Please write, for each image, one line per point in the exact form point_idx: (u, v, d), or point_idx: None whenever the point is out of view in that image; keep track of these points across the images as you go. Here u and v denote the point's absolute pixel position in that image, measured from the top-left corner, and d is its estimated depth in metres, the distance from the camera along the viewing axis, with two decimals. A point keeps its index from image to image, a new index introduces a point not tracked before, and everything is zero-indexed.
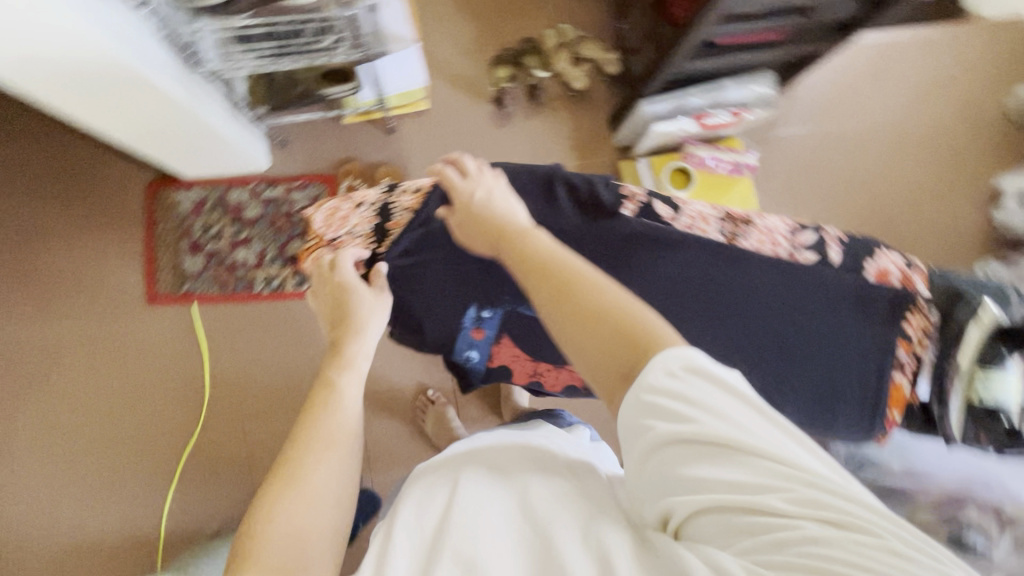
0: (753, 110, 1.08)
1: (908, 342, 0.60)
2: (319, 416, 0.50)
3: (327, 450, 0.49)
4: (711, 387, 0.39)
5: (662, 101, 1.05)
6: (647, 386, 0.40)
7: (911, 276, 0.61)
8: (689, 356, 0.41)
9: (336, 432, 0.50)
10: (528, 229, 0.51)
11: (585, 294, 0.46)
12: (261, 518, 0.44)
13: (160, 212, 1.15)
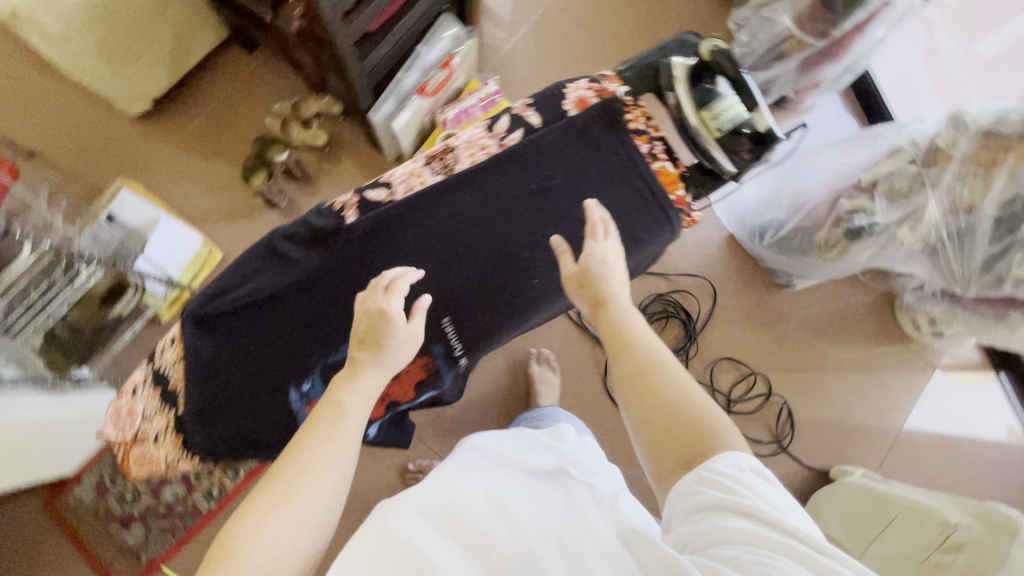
0: (458, 53, 1.13)
1: (640, 135, 0.66)
2: (322, 437, 0.50)
3: (326, 471, 0.48)
4: (760, 480, 0.47)
5: (383, 102, 1.09)
6: (710, 469, 0.48)
7: (604, 87, 0.66)
8: (746, 457, 0.49)
9: (339, 455, 0.49)
10: (630, 310, 0.59)
11: (666, 379, 0.55)
12: (247, 532, 0.43)
13: (74, 512, 1.10)
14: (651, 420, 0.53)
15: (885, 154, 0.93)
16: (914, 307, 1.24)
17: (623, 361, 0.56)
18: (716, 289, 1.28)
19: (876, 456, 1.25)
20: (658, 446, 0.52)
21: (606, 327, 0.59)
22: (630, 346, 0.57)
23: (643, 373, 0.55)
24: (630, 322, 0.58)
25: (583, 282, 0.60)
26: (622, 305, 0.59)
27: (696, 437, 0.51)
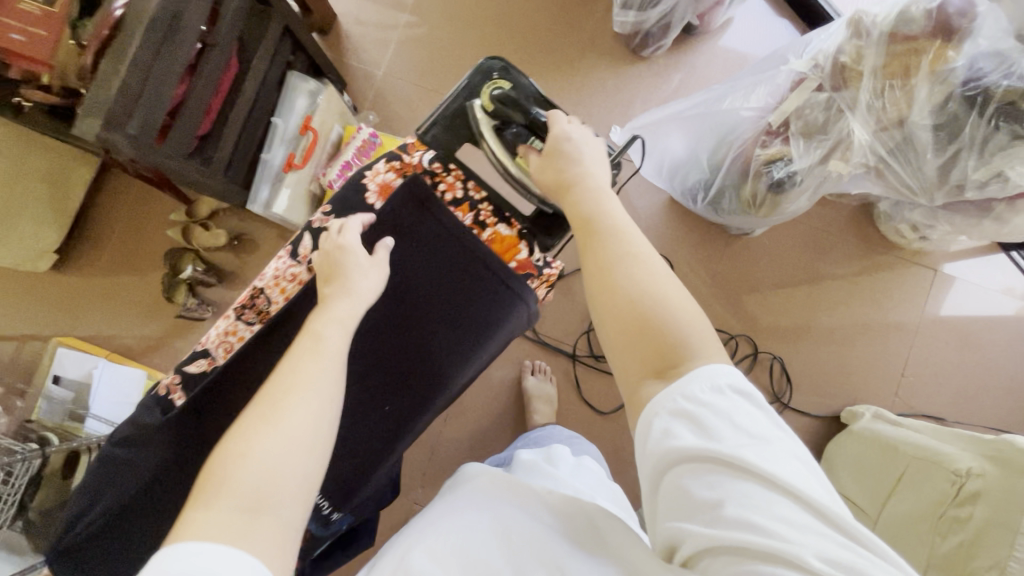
0: (316, 111, 1.05)
1: (461, 204, 0.68)
2: (308, 363, 0.52)
3: (310, 393, 0.50)
4: (743, 407, 0.44)
5: (258, 188, 1.04)
6: (684, 415, 0.44)
7: (406, 163, 0.68)
8: (729, 372, 0.46)
9: (319, 374, 0.52)
10: (601, 196, 0.56)
11: (640, 281, 0.50)
12: (235, 455, 0.44)
13: None
14: (619, 317, 0.49)
15: (789, 86, 0.80)
16: (893, 216, 1.10)
17: (591, 251, 0.53)
18: (672, 261, 1.19)
19: (888, 383, 1.16)
20: (629, 336, 0.49)
21: (573, 212, 0.56)
22: (602, 236, 0.53)
23: (614, 272, 0.51)
24: (604, 212, 0.55)
25: (548, 163, 0.59)
26: (590, 185, 0.56)
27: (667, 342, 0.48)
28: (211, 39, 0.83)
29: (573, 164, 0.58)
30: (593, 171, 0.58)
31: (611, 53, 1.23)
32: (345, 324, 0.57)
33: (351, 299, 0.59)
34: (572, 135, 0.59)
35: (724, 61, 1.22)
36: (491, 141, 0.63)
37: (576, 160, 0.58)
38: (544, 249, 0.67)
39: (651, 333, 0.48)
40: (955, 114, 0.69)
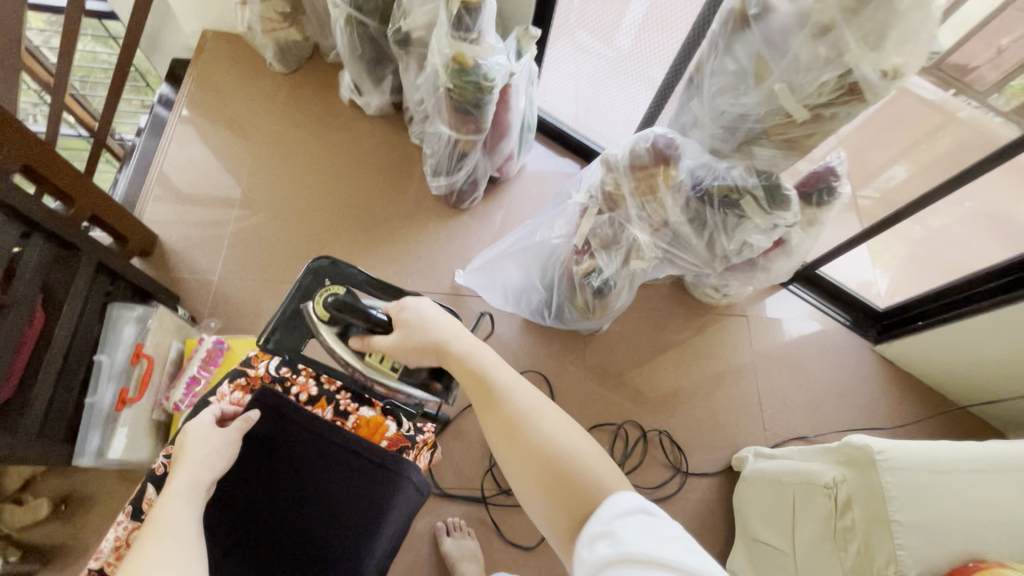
0: (147, 338, 0.98)
1: (319, 399, 0.69)
2: (153, 544, 0.48)
3: (165, 567, 0.46)
4: (649, 519, 0.45)
5: (86, 438, 0.92)
6: (601, 530, 0.46)
7: (252, 376, 0.68)
8: (636, 497, 0.48)
9: (168, 550, 0.47)
10: (479, 349, 0.60)
11: (538, 424, 0.54)
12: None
13: None
14: (533, 464, 0.52)
15: (579, 214, 0.97)
16: (699, 284, 1.33)
17: (490, 409, 0.56)
18: (544, 374, 1.28)
19: (755, 421, 1.31)
20: (541, 481, 0.51)
21: (461, 369, 0.59)
22: (496, 393, 0.56)
23: (518, 426, 0.54)
24: (488, 365, 0.59)
25: (407, 342, 0.61)
26: (462, 345, 0.60)
27: (577, 481, 0.51)
28: (6, 299, 0.77)
29: (440, 328, 0.61)
30: (461, 332, 0.62)
31: (435, 212, 1.39)
32: (186, 497, 0.54)
33: (194, 471, 0.56)
34: (425, 310, 0.63)
35: (530, 198, 1.44)
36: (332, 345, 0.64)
37: (435, 324, 0.61)
38: (410, 417, 0.69)
39: (563, 486, 0.51)
40: (696, 210, 0.89)
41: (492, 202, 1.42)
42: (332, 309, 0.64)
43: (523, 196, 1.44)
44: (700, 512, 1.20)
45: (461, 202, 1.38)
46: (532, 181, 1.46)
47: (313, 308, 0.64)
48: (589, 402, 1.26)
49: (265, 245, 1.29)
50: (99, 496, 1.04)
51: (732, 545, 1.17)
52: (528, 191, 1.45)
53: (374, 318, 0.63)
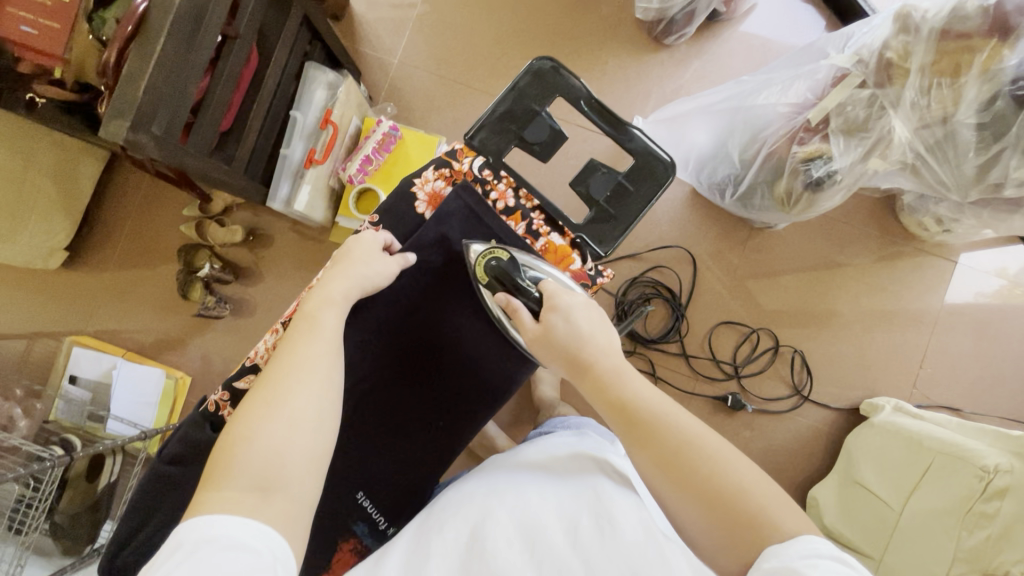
0: (336, 104, 1.01)
1: (513, 213, 0.60)
2: (299, 349, 0.49)
3: (310, 377, 0.48)
4: (846, 572, 0.39)
5: (278, 185, 1.01)
6: (785, 569, 0.41)
7: (455, 170, 0.60)
8: (825, 544, 0.43)
9: (317, 353, 0.49)
10: (623, 373, 0.51)
11: (691, 449, 0.47)
12: (240, 439, 0.44)
13: None
14: (672, 470, 0.47)
15: (830, 82, 0.78)
16: (918, 209, 1.09)
17: (643, 445, 0.48)
18: (693, 255, 1.19)
19: (906, 374, 1.17)
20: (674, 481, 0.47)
21: (603, 398, 0.50)
22: (647, 423, 0.48)
23: (672, 461, 0.46)
24: (635, 393, 0.50)
25: (549, 342, 0.53)
26: (610, 364, 0.51)
27: (715, 478, 0.46)
28: (231, 31, 0.79)
29: (590, 341, 0.52)
30: (606, 343, 0.52)
31: (631, 40, 1.20)
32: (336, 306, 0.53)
33: (352, 282, 0.55)
34: (578, 305, 0.54)
35: (747, 48, 1.19)
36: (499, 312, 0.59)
37: (584, 323, 0.53)
38: (596, 258, 0.59)
39: None
40: (1001, 112, 0.68)
41: (700, 45, 1.19)
42: (489, 275, 0.57)
43: (740, 44, 1.19)
44: (803, 436, 1.16)
45: (666, 36, 1.18)
46: (757, 27, 1.19)
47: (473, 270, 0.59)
48: (728, 296, 1.19)
49: (447, 35, 1.21)
50: (276, 238, 1.20)
51: (823, 475, 1.14)
52: (748, 39, 1.19)
53: (530, 296, 0.55)
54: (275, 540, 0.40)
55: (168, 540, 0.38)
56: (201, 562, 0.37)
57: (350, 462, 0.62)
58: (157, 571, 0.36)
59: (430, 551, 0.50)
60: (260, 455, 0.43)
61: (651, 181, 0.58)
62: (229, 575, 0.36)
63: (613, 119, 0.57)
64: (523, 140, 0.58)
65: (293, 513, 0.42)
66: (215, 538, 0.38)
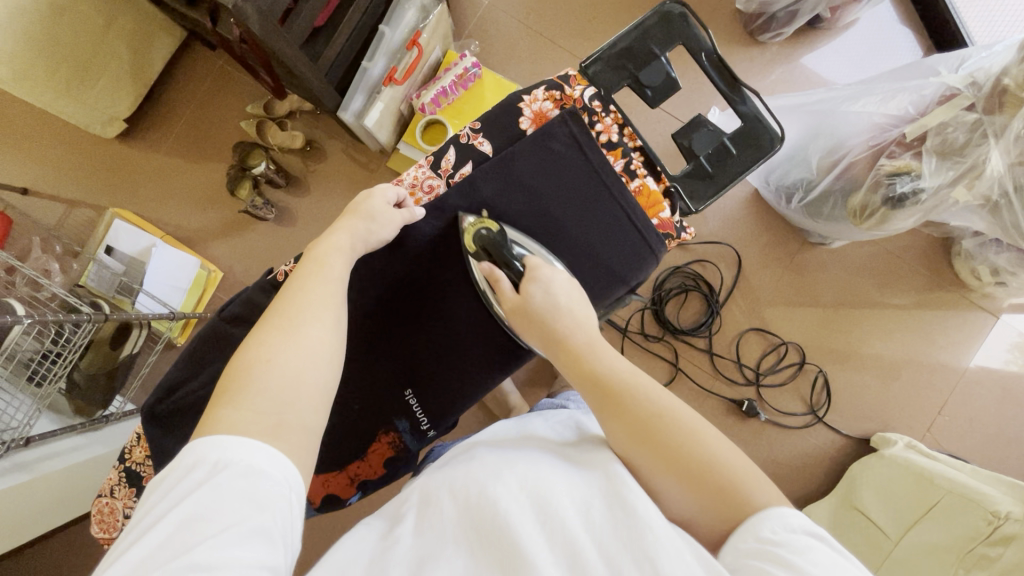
0: (425, 27, 0.99)
1: (613, 149, 0.57)
2: (310, 289, 0.49)
3: (322, 311, 0.48)
4: (818, 547, 0.37)
5: (352, 97, 0.99)
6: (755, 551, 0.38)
7: (567, 95, 0.57)
8: (798, 517, 0.40)
9: (327, 295, 0.49)
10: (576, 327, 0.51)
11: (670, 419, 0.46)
12: (258, 361, 0.44)
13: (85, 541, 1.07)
14: (630, 417, 0.46)
15: (936, 100, 0.76)
16: (976, 255, 1.08)
17: (590, 386, 0.49)
18: (739, 256, 1.19)
19: (923, 417, 1.17)
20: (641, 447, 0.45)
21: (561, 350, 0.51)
22: (624, 400, 0.47)
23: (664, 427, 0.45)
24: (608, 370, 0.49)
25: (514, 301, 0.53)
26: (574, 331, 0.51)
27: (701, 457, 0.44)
28: None
29: (565, 315, 0.51)
30: (564, 296, 0.52)
31: (726, 32, 1.18)
32: (345, 254, 0.52)
33: (357, 235, 0.53)
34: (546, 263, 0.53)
35: (843, 60, 1.17)
36: (480, 284, 0.56)
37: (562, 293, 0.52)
38: (684, 213, 0.58)
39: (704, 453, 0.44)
40: None
41: (793, 50, 1.17)
42: (477, 244, 0.54)
43: (833, 56, 1.17)
44: (809, 455, 1.16)
45: (760, 35, 1.16)
46: (855, 43, 1.17)
47: (461, 237, 0.56)
48: (764, 304, 1.18)
49: None
50: (333, 154, 1.20)
51: (821, 497, 1.14)
52: (843, 52, 1.17)
53: (513, 268, 0.54)
54: (293, 473, 0.39)
55: (187, 457, 0.38)
56: (216, 485, 0.36)
57: (402, 356, 0.58)
58: (177, 487, 0.36)
59: (444, 518, 0.45)
60: (274, 388, 0.42)
61: (755, 151, 0.56)
62: (244, 504, 0.36)
63: (731, 80, 0.56)
64: (637, 81, 0.57)
65: (305, 445, 0.42)
66: (230, 462, 0.37)
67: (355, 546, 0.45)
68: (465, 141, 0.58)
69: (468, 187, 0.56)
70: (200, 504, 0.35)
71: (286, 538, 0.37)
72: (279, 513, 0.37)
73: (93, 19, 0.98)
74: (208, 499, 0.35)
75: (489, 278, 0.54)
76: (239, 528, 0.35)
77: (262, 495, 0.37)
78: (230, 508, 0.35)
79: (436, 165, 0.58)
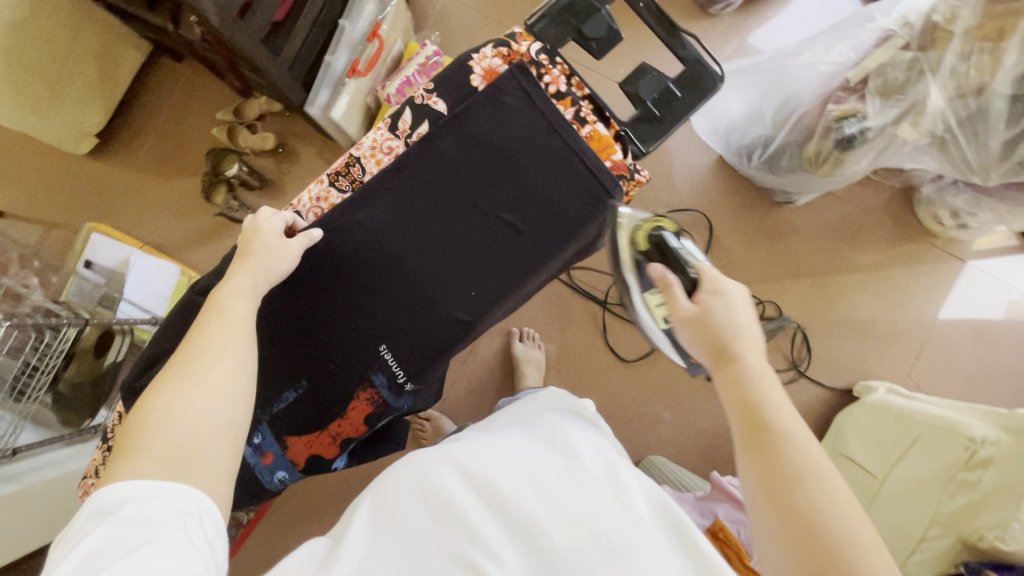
0: (384, 19, 1.01)
1: (563, 98, 0.59)
2: (208, 334, 0.50)
3: (224, 355, 0.49)
4: None
5: (318, 91, 1.00)
6: None
7: (513, 51, 0.60)
8: None
9: (225, 336, 0.50)
10: (766, 380, 0.46)
11: (814, 493, 0.41)
12: (156, 409, 0.45)
13: None
14: (769, 472, 0.43)
15: (874, 43, 0.79)
16: (935, 201, 1.12)
17: (763, 449, 0.43)
18: (710, 221, 1.22)
19: (902, 363, 1.19)
20: (769, 495, 0.42)
21: (740, 399, 0.45)
22: (789, 480, 0.42)
23: (789, 485, 0.42)
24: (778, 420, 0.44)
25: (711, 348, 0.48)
26: (756, 382, 0.46)
27: (839, 549, 0.39)
28: None
29: (740, 337, 0.47)
30: (752, 344, 0.48)
31: (680, 5, 1.22)
32: (249, 293, 0.53)
33: (257, 272, 0.54)
34: (736, 301, 0.49)
35: (793, 27, 1.21)
36: (631, 271, 0.55)
37: (736, 330, 0.47)
38: (636, 156, 0.60)
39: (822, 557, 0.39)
40: None
41: (746, 18, 1.21)
42: (650, 243, 0.54)
43: (783, 21, 1.21)
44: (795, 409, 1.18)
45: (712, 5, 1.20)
46: (803, 6, 1.21)
47: (628, 232, 0.56)
48: (738, 266, 1.21)
49: None
50: (306, 153, 1.22)
51: None
52: (792, 16, 1.21)
53: (688, 275, 0.51)
54: (203, 498, 0.42)
55: (90, 504, 0.40)
56: (120, 519, 0.39)
57: (372, 313, 0.58)
58: (75, 535, 0.39)
59: (404, 511, 0.47)
60: (176, 431, 0.44)
61: (700, 89, 0.58)
62: (148, 531, 0.38)
63: (669, 26, 0.59)
64: (581, 34, 0.59)
65: (216, 481, 0.44)
66: (130, 497, 0.40)
67: (313, 555, 0.47)
68: (422, 104, 0.60)
69: (425, 143, 0.57)
70: (107, 537, 0.37)
71: (203, 551, 0.39)
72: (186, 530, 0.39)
73: (58, 36, 1.00)
74: (109, 538, 0.37)
75: (660, 282, 0.51)
76: (149, 547, 0.37)
77: (167, 520, 0.39)
78: (132, 535, 0.38)
79: (393, 128, 0.60)
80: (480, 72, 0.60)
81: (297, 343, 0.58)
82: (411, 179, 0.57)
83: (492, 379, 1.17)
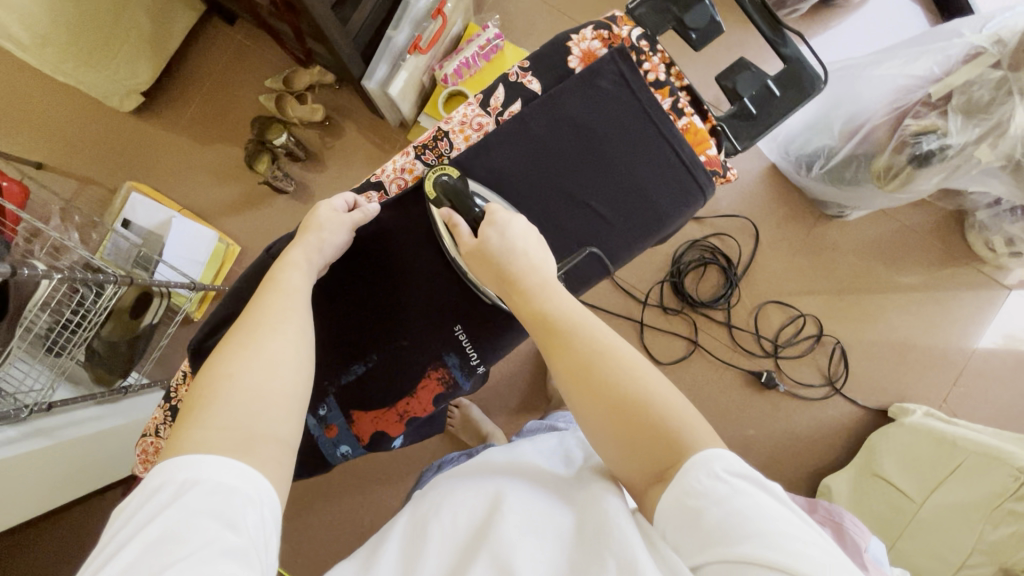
0: None
1: (660, 88, 0.58)
2: (269, 301, 0.48)
3: (282, 325, 0.47)
4: None
5: (376, 66, 0.98)
6: None
7: (614, 34, 0.58)
8: None
9: (283, 307, 0.48)
10: (546, 290, 0.50)
11: (609, 360, 0.46)
12: (219, 377, 0.42)
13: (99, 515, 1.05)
14: (574, 365, 0.46)
15: (961, 59, 0.78)
16: (990, 226, 1.10)
17: (560, 354, 0.47)
18: (756, 229, 1.20)
19: (939, 388, 1.18)
20: (575, 386, 0.45)
21: (529, 312, 0.50)
22: (590, 363, 0.45)
23: (591, 367, 0.45)
24: (583, 328, 0.48)
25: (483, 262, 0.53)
26: (535, 281, 0.51)
27: (640, 406, 0.43)
28: None
29: (520, 256, 0.52)
30: (537, 260, 0.52)
31: None
32: (306, 267, 0.52)
33: (311, 248, 0.53)
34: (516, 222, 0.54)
35: (856, 39, 1.18)
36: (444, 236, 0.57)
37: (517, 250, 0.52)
38: (729, 153, 0.59)
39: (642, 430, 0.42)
40: None
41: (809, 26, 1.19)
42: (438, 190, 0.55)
43: (847, 31, 1.19)
44: (828, 425, 1.17)
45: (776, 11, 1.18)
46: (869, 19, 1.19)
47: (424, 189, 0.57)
48: (781, 277, 1.19)
49: None
50: (353, 128, 1.20)
51: (840, 468, 1.15)
52: (857, 27, 1.19)
53: (472, 213, 0.55)
54: (265, 485, 0.38)
55: (152, 480, 0.36)
56: (186, 505, 0.34)
57: (450, 292, 0.59)
58: (138, 514, 0.34)
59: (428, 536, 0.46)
60: (242, 394, 0.41)
61: (800, 90, 0.56)
62: (216, 522, 0.34)
63: (773, 23, 0.57)
64: (681, 24, 0.56)
65: (280, 457, 0.41)
66: (199, 480, 0.36)
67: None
68: (515, 82, 0.59)
69: (519, 124, 0.57)
70: (167, 524, 0.33)
71: (262, 555, 0.35)
72: (251, 530, 0.35)
73: None
74: (169, 524, 0.33)
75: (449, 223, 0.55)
76: (215, 545, 0.33)
77: (232, 515, 0.35)
78: (197, 529, 0.33)
79: (483, 105, 0.59)
80: (578, 54, 0.58)
81: (376, 318, 0.60)
82: (502, 158, 0.57)
83: (524, 371, 1.16)
